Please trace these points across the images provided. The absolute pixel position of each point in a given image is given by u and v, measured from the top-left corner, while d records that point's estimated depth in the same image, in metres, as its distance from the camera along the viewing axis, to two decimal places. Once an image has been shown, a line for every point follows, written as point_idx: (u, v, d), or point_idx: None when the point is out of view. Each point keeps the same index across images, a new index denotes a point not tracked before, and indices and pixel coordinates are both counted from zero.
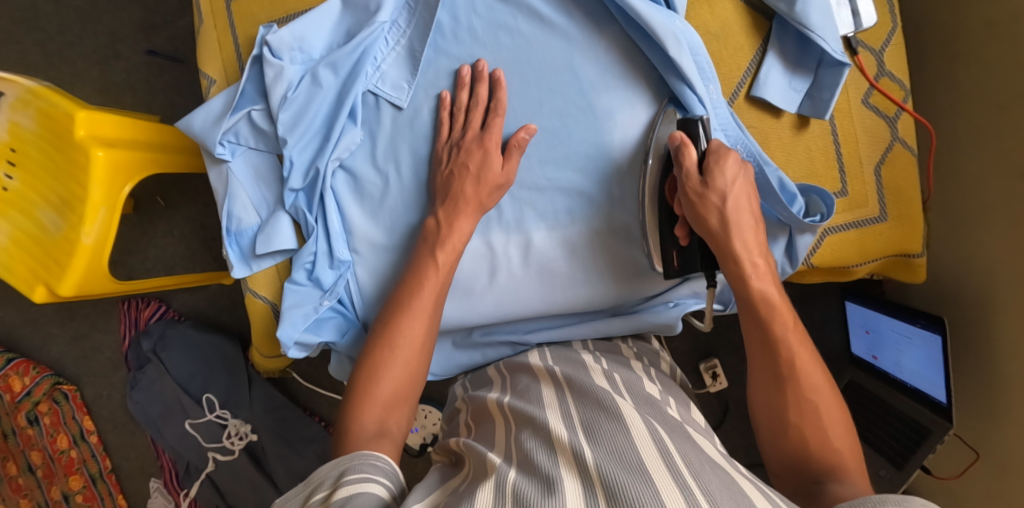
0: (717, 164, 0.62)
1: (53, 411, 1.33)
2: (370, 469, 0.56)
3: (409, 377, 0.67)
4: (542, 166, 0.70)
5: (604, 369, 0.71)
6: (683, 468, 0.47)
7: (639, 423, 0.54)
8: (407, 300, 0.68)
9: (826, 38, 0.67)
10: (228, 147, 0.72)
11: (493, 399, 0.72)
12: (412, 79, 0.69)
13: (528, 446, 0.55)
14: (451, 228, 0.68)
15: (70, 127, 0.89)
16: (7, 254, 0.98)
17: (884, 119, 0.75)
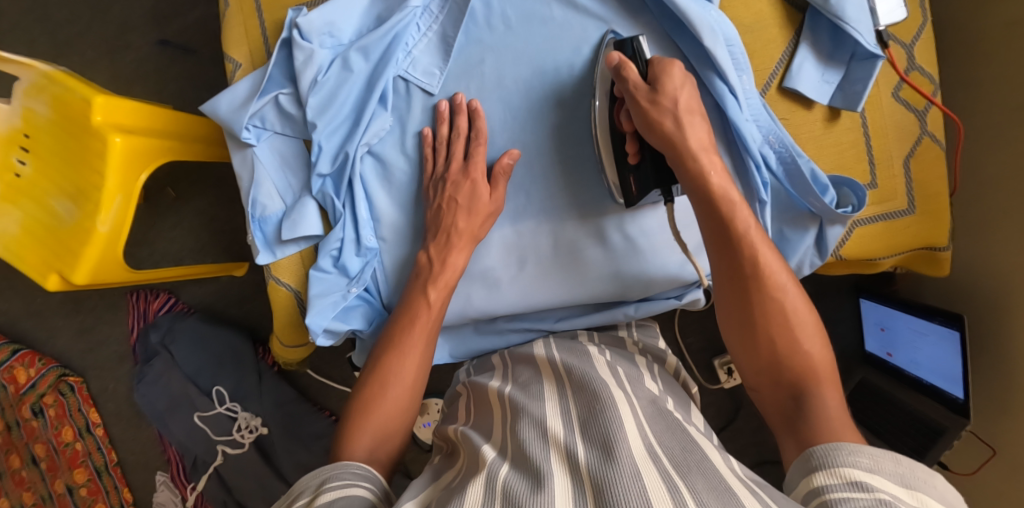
0: (663, 72, 0.61)
1: (58, 403, 1.31)
2: (353, 474, 0.59)
3: (401, 410, 0.68)
4: (574, 154, 0.69)
5: (606, 361, 0.73)
6: (672, 472, 0.49)
7: (632, 424, 0.57)
8: (402, 338, 0.69)
9: (860, 31, 0.67)
10: (253, 131, 0.72)
11: (495, 388, 0.75)
12: (443, 66, 0.69)
13: (522, 441, 0.58)
14: (445, 265, 0.69)
15: (86, 112, 0.87)
16: (16, 241, 0.96)
17: (913, 113, 0.74)
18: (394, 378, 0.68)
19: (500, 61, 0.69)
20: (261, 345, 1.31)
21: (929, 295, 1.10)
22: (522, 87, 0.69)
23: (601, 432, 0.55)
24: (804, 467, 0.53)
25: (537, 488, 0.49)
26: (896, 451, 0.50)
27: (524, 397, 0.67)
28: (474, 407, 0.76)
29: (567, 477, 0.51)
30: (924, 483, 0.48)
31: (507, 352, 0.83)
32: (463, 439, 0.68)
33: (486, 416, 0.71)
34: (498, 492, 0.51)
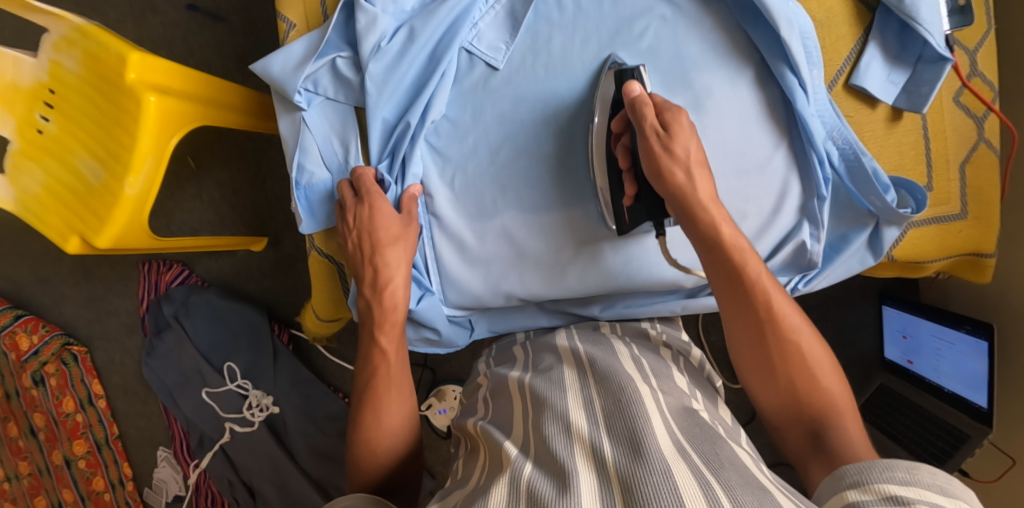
0: (673, 119, 0.60)
1: (60, 373, 1.27)
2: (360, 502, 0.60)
3: (398, 448, 0.69)
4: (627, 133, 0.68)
5: (630, 352, 0.73)
6: (703, 467, 0.49)
7: (659, 419, 0.57)
8: (373, 394, 0.69)
9: (932, 32, 0.66)
10: (305, 96, 0.70)
11: (515, 378, 0.75)
12: (510, 41, 0.69)
13: (547, 434, 0.58)
14: (386, 307, 0.69)
15: (119, 70, 0.83)
16: (38, 200, 0.93)
17: (973, 119, 0.74)
18: (375, 434, 0.68)
19: (567, 41, 0.68)
20: (277, 323, 1.28)
21: (955, 304, 1.09)
22: (587, 67, 0.67)
23: (627, 426, 0.55)
24: (839, 483, 0.52)
25: (562, 486, 0.49)
26: (931, 464, 0.49)
27: (544, 387, 0.68)
28: (494, 397, 0.76)
29: (592, 469, 0.51)
30: (963, 493, 0.48)
31: (529, 342, 0.84)
32: (483, 434, 0.68)
33: (504, 406, 0.71)
34: (523, 490, 0.50)
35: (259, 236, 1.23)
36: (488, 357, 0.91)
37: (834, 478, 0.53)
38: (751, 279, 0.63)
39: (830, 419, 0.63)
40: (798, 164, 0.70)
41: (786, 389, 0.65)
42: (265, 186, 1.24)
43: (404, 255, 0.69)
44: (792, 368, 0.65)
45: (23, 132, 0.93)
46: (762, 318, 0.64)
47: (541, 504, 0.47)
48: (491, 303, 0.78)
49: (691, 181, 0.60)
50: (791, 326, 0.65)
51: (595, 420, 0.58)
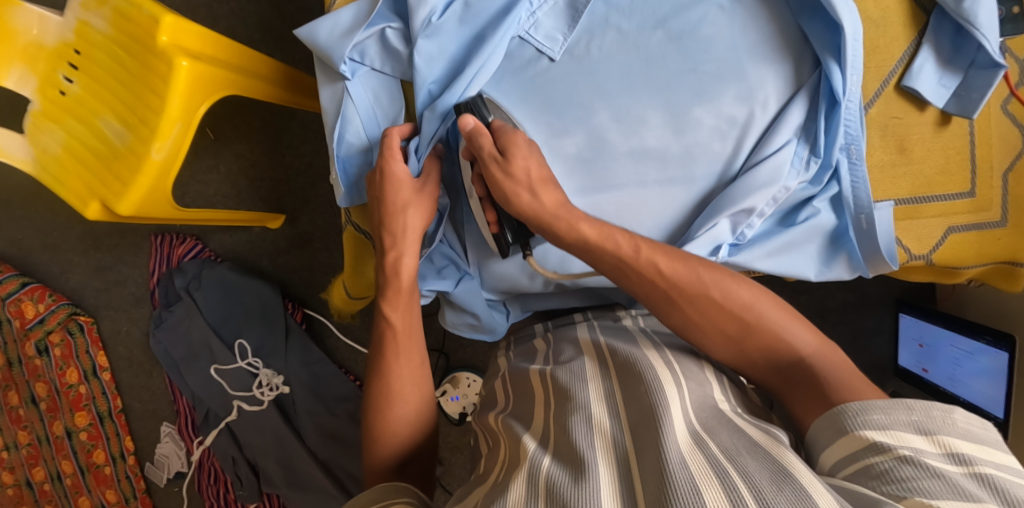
0: (509, 142, 0.63)
1: (65, 343, 1.24)
2: (390, 492, 0.59)
3: (417, 420, 0.68)
4: (637, 80, 0.67)
5: (654, 344, 0.70)
6: (720, 458, 0.47)
7: (678, 408, 0.55)
8: (385, 362, 0.68)
9: (988, 38, 0.65)
10: (350, 65, 0.68)
11: (535, 370, 0.75)
12: (569, 32, 0.67)
13: (567, 425, 0.57)
14: (394, 272, 0.69)
15: (150, 31, 0.81)
16: (58, 161, 0.91)
17: (1018, 127, 0.74)
18: (388, 403, 0.67)
19: (622, 25, 0.67)
20: (290, 301, 1.26)
21: (974, 314, 1.09)
22: (640, 50, 0.66)
23: (647, 417, 0.54)
24: (830, 426, 0.52)
25: (579, 476, 0.48)
26: (908, 399, 0.50)
27: (567, 378, 0.66)
28: (514, 389, 0.75)
29: (612, 464, 0.50)
30: (944, 422, 0.48)
31: (552, 333, 0.85)
32: (503, 428, 0.67)
33: (527, 399, 0.70)
34: (542, 484, 0.49)
35: (276, 213, 1.21)
36: (506, 350, 0.91)
37: (822, 421, 0.54)
38: (631, 258, 0.64)
39: (780, 348, 0.62)
40: (805, 153, 0.68)
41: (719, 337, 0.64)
42: (285, 161, 1.22)
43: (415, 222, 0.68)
44: (713, 310, 0.63)
45: (44, 92, 0.91)
46: (666, 289, 0.64)
47: (559, 498, 0.46)
48: (528, 287, 0.76)
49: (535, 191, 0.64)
50: (709, 282, 0.64)
51: (616, 420, 0.57)
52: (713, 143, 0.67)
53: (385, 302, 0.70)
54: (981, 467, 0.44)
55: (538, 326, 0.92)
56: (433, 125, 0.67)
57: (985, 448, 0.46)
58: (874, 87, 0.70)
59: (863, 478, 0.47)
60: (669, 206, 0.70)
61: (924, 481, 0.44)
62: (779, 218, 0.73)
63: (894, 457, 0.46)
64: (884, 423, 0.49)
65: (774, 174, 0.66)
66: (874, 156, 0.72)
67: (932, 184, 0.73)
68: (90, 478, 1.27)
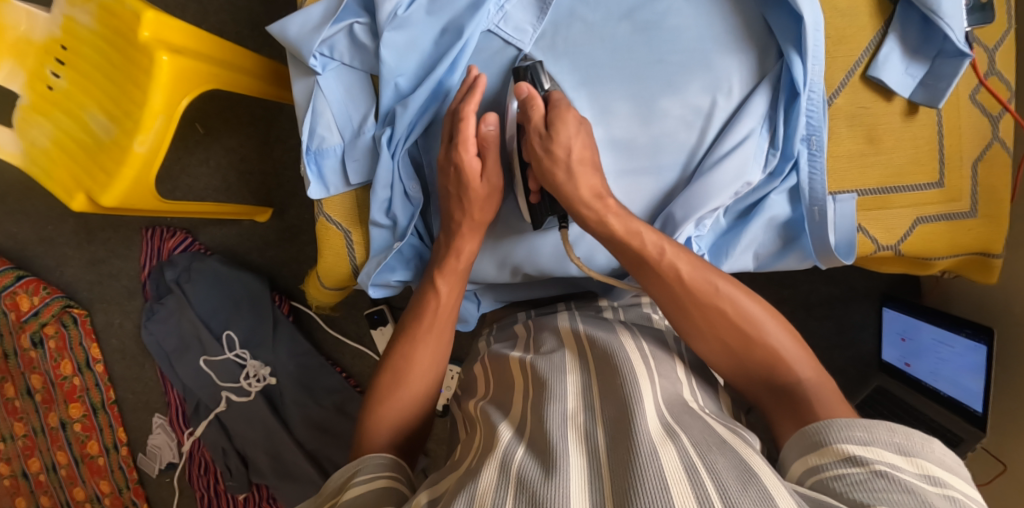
0: (557, 118, 0.62)
1: (59, 335, 1.27)
2: (377, 465, 0.60)
3: (422, 397, 0.69)
4: (606, 72, 0.67)
5: (632, 334, 0.72)
6: (690, 451, 0.48)
7: (651, 402, 0.56)
8: (414, 329, 0.72)
9: (952, 27, 0.66)
10: (320, 60, 0.70)
11: (515, 357, 0.75)
12: (539, 22, 0.68)
13: (544, 415, 0.57)
14: (452, 251, 0.72)
15: (133, 26, 0.83)
16: (47, 154, 0.93)
17: (988, 117, 0.74)
18: (405, 365, 0.70)
19: (589, 18, 0.68)
20: (278, 294, 1.28)
21: (957, 307, 1.09)
22: (608, 43, 0.67)
23: (622, 414, 0.54)
24: (808, 439, 0.52)
25: (549, 471, 0.48)
26: (890, 421, 0.50)
27: (546, 367, 0.66)
28: (493, 374, 0.76)
29: (584, 459, 0.50)
30: (923, 448, 0.48)
31: (532, 320, 0.85)
32: (482, 415, 0.67)
33: (507, 384, 0.70)
34: (513, 475, 0.50)
35: (264, 207, 1.23)
36: (488, 336, 0.92)
37: (798, 436, 0.54)
38: (653, 257, 0.65)
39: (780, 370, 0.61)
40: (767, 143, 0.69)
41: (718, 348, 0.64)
42: (273, 155, 1.24)
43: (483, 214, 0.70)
44: (718, 324, 0.63)
45: (32, 86, 0.93)
46: (681, 295, 0.64)
47: (529, 492, 0.47)
48: (495, 277, 0.78)
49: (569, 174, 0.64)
50: (722, 295, 0.63)
51: (592, 413, 0.57)
52: (679, 133, 0.68)
53: (438, 275, 0.73)
54: (953, 491, 0.45)
55: (520, 314, 0.91)
56: (405, 119, 0.69)
57: (962, 479, 0.46)
58: (840, 77, 0.71)
59: (833, 485, 0.47)
60: (631, 198, 0.71)
61: (894, 494, 0.44)
62: (739, 213, 0.74)
63: (868, 470, 0.46)
64: (863, 440, 0.49)
65: (739, 171, 0.67)
66: (841, 146, 0.72)
67: (902, 174, 0.73)
68: (84, 469, 1.29)
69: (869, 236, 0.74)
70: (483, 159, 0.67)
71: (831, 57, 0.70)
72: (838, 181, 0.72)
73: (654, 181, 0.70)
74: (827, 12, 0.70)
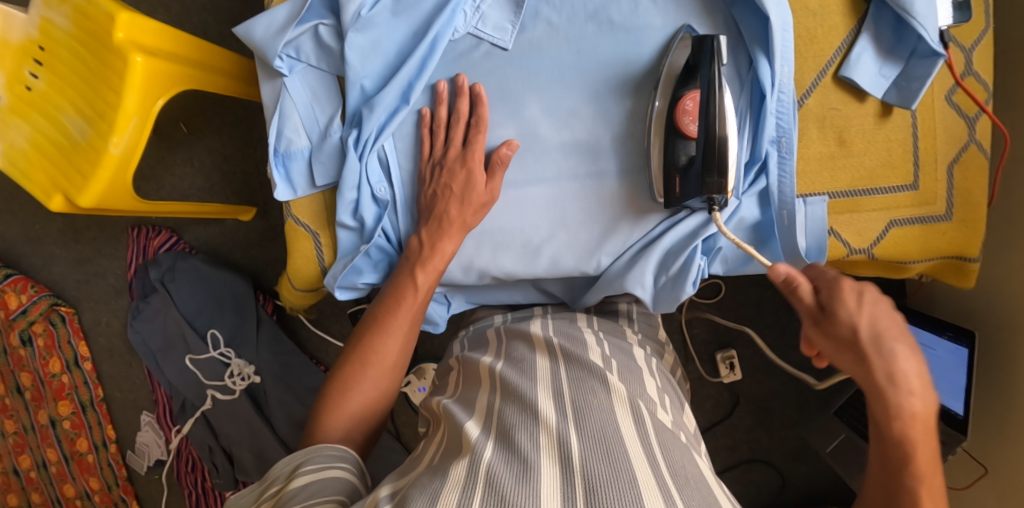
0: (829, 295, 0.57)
1: (48, 333, 1.28)
2: (328, 457, 0.59)
3: (379, 392, 0.69)
4: (571, 73, 0.67)
5: (603, 348, 0.70)
6: (668, 480, 0.48)
7: (631, 425, 0.55)
8: (385, 319, 0.70)
9: (926, 27, 0.65)
10: (286, 62, 0.70)
11: (486, 364, 0.72)
12: (516, 21, 0.68)
13: (510, 422, 0.56)
14: (434, 250, 0.69)
15: (107, 28, 0.82)
16: (25, 156, 0.93)
17: (963, 119, 0.73)
18: (365, 360, 0.68)
19: (554, 18, 0.67)
20: (262, 293, 1.29)
21: (940, 309, 1.08)
22: (572, 43, 0.67)
23: (598, 429, 0.53)
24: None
25: (524, 476, 0.48)
26: None
27: (516, 375, 0.64)
28: (464, 378, 0.73)
29: (557, 466, 0.49)
30: None
31: (504, 327, 0.82)
32: (445, 413, 0.65)
33: (473, 388, 0.68)
34: (481, 476, 0.49)
35: (247, 206, 1.23)
36: (461, 340, 0.87)
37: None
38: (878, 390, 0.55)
39: None
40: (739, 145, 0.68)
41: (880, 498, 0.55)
42: (256, 154, 1.24)
43: (470, 219, 0.69)
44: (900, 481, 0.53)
45: (11, 88, 0.93)
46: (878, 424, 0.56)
47: (498, 494, 0.47)
48: (462, 280, 0.76)
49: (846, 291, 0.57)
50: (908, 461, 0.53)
51: (563, 414, 0.56)
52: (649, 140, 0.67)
53: (414, 265, 0.70)
54: None
55: (497, 317, 0.87)
56: (372, 122, 0.69)
57: None
58: (810, 78, 0.70)
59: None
60: (593, 205, 0.69)
61: None
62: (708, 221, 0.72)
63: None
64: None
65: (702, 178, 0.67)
66: (811, 148, 0.71)
67: (874, 177, 0.72)
68: (73, 466, 1.30)
69: (840, 240, 0.74)
70: (488, 174, 0.69)
71: (801, 57, 0.70)
72: (808, 183, 0.72)
73: (623, 182, 0.68)
74: (797, 11, 0.69)
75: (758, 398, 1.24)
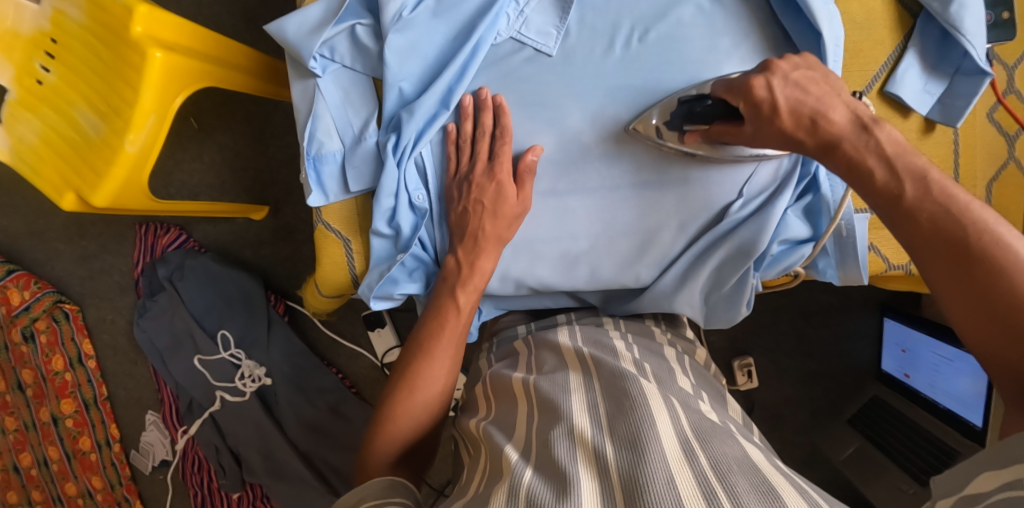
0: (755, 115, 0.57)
1: (51, 330, 1.25)
2: (382, 491, 0.57)
3: (426, 417, 0.68)
4: (614, 81, 0.65)
5: (636, 356, 0.66)
6: (707, 471, 0.43)
7: (666, 418, 0.50)
8: (430, 345, 0.69)
9: (974, 44, 0.63)
10: (320, 62, 0.69)
11: (518, 378, 0.67)
12: (560, 26, 0.67)
13: (550, 438, 0.51)
14: (473, 270, 0.69)
15: (124, 21, 0.79)
16: (34, 151, 0.90)
17: (1004, 137, 0.72)
18: (411, 386, 0.68)
19: (596, 24, 0.66)
20: (273, 293, 1.26)
21: None
22: (616, 52, 0.65)
23: (631, 429, 0.48)
24: (1014, 450, 0.41)
25: (562, 495, 0.43)
26: None
27: (550, 387, 0.60)
28: (497, 395, 0.68)
29: (595, 480, 0.45)
30: None
31: (532, 336, 0.78)
32: (484, 435, 0.61)
33: (508, 405, 0.64)
34: (522, 497, 0.45)
35: (259, 205, 1.20)
36: (488, 352, 0.85)
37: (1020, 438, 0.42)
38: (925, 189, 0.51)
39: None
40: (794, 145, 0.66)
41: (992, 321, 0.49)
42: (268, 152, 1.21)
43: (505, 231, 0.68)
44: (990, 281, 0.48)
45: (21, 81, 0.90)
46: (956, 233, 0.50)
47: None
48: (498, 290, 0.75)
49: (825, 107, 0.55)
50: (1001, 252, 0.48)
51: (600, 427, 0.51)
52: None
53: (456, 288, 0.69)
54: None
55: (520, 327, 0.85)
56: (411, 127, 0.67)
57: None
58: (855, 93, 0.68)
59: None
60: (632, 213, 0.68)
61: None
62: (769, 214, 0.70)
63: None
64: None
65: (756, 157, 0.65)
66: None
67: None
68: (75, 464, 1.27)
69: (880, 254, 0.73)
70: (517, 184, 0.67)
71: (846, 72, 0.68)
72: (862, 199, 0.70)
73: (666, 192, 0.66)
74: (844, 24, 0.67)
75: (771, 405, 1.24)
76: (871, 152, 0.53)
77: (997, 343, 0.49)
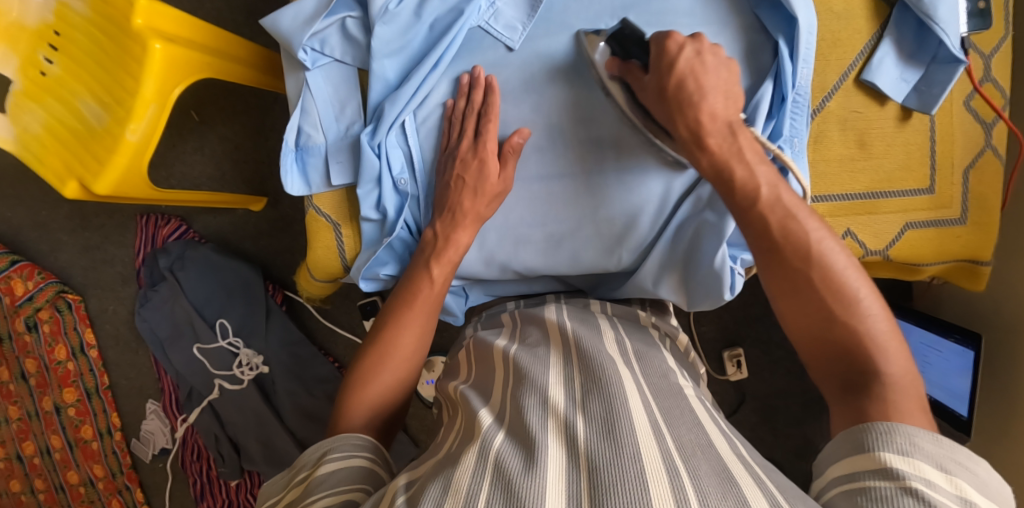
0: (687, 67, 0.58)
1: (54, 319, 1.27)
2: (354, 446, 0.59)
3: (398, 385, 0.69)
4: (599, 73, 0.67)
5: (616, 332, 0.68)
6: (672, 448, 0.45)
7: (637, 398, 0.51)
8: (402, 314, 0.70)
9: (948, 33, 0.65)
10: (311, 54, 0.72)
11: (499, 347, 0.69)
12: (527, 21, 0.69)
13: (523, 406, 0.52)
14: (448, 243, 0.71)
15: (125, 13, 0.81)
16: (38, 141, 0.93)
17: (981, 125, 0.74)
18: (388, 352, 0.69)
19: (580, 13, 0.69)
20: (271, 283, 1.28)
21: (947, 311, 1.09)
22: (598, 39, 0.68)
23: (603, 404, 0.50)
24: (857, 441, 0.48)
25: (530, 461, 0.45)
26: (935, 434, 0.46)
27: (528, 358, 0.61)
28: (477, 362, 0.71)
29: (563, 447, 0.46)
30: (965, 469, 0.44)
31: (518, 311, 0.80)
32: (462, 400, 0.63)
33: (487, 373, 0.66)
34: (491, 462, 0.46)
35: (258, 196, 1.23)
36: (475, 323, 0.86)
37: (855, 433, 0.49)
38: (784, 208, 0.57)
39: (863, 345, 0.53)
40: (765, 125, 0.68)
41: (811, 313, 0.56)
42: (268, 144, 1.24)
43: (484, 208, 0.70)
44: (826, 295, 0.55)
45: (26, 73, 0.93)
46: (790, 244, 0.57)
47: (506, 481, 0.43)
48: (485, 274, 0.78)
49: (701, 94, 0.58)
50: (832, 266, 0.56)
51: (572, 398, 0.52)
52: None
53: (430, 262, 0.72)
54: None
55: (509, 303, 0.85)
56: (392, 114, 0.70)
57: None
58: (832, 81, 0.71)
59: (857, 497, 0.44)
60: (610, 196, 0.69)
61: None
62: None
63: (916, 475, 0.43)
64: (920, 449, 0.45)
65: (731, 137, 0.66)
66: (833, 151, 0.73)
67: (892, 180, 0.74)
68: (77, 452, 1.30)
69: (857, 241, 0.76)
70: (501, 161, 0.70)
71: (824, 60, 0.70)
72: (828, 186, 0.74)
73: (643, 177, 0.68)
74: (821, 13, 0.69)
75: (764, 396, 1.26)
76: (733, 154, 0.58)
77: (816, 329, 0.56)
